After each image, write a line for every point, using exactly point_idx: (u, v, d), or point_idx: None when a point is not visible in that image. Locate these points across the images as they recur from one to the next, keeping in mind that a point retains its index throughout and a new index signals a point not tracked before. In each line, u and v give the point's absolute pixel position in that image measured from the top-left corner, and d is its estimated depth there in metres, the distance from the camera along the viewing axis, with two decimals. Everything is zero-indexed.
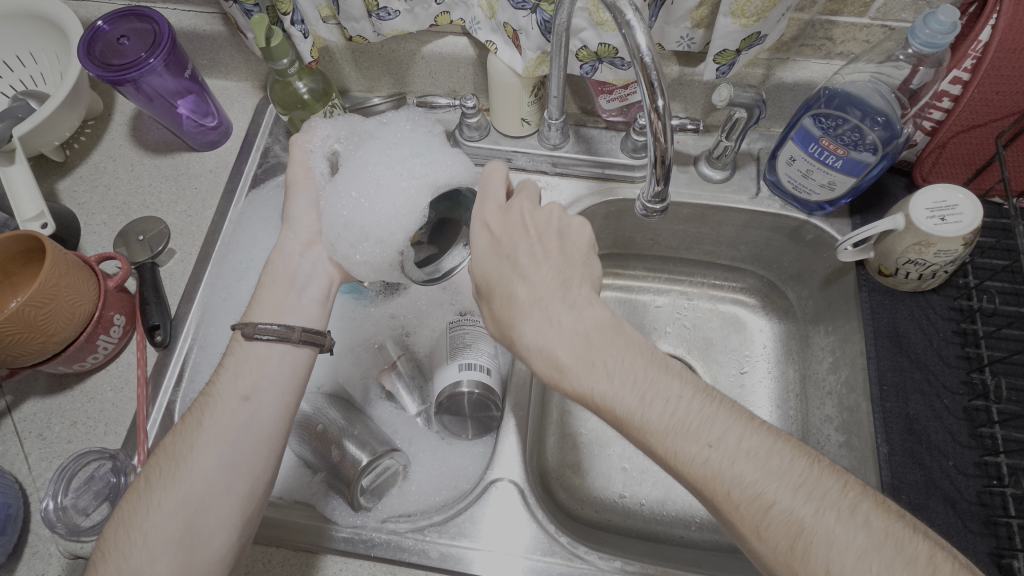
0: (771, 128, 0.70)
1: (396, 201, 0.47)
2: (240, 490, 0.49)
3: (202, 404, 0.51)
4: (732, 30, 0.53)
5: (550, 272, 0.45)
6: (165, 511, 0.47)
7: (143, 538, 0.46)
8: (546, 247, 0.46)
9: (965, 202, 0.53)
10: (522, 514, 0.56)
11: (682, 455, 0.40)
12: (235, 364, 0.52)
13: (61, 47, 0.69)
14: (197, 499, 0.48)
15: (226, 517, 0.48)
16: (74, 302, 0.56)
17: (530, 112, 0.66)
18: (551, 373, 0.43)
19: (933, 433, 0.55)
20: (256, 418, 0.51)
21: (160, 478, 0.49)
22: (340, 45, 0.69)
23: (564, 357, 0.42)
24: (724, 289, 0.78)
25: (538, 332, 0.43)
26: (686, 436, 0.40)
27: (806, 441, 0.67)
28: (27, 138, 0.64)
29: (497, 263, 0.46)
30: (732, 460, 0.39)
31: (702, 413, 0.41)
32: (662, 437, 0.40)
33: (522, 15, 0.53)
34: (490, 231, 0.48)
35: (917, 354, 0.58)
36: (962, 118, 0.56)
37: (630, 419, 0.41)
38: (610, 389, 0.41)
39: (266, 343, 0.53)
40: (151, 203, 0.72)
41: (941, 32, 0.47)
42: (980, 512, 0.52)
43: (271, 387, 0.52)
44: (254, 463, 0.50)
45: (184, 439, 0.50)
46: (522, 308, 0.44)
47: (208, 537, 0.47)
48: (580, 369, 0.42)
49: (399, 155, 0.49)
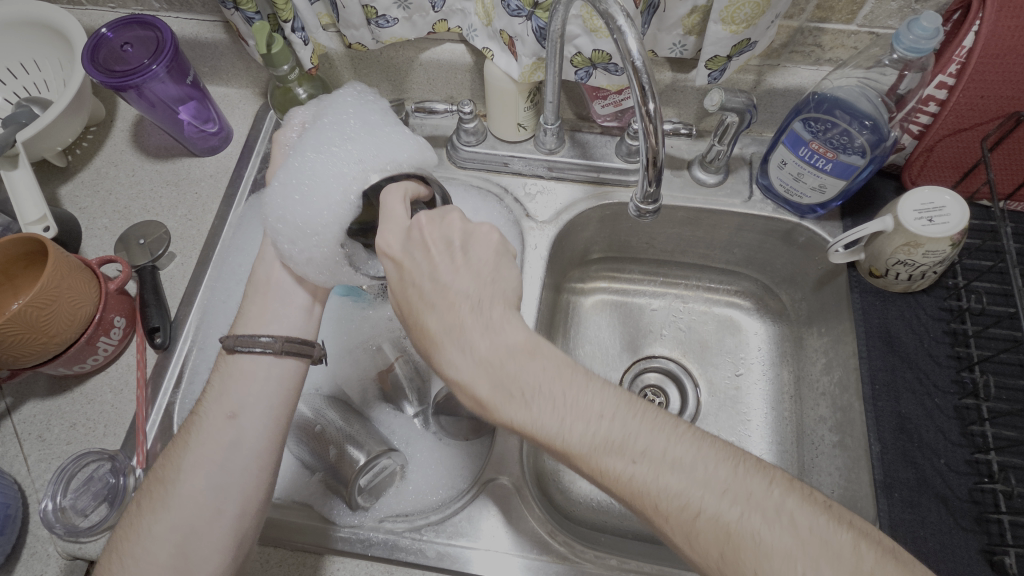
0: (763, 133, 0.71)
1: (319, 182, 0.47)
2: (230, 511, 0.49)
3: (191, 423, 0.52)
4: (722, 37, 0.54)
5: (457, 291, 0.41)
6: (157, 537, 0.47)
7: (137, 564, 0.46)
8: (451, 258, 0.42)
9: (952, 204, 0.54)
10: (519, 513, 0.56)
11: (609, 474, 0.37)
12: (221, 380, 0.53)
13: (64, 55, 0.70)
14: (188, 524, 0.48)
15: (220, 537, 0.48)
16: (75, 304, 0.56)
17: (526, 117, 0.68)
18: (471, 403, 0.40)
19: (925, 431, 0.56)
20: (243, 436, 0.51)
21: (151, 505, 0.49)
22: (339, 52, 0.70)
23: (481, 389, 0.39)
24: (719, 292, 0.79)
25: (449, 363, 0.40)
26: (611, 453, 0.37)
27: (801, 441, 0.67)
28: (30, 143, 0.65)
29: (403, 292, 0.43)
30: (659, 477, 0.37)
31: (625, 428, 0.38)
32: (588, 458, 0.38)
33: (518, 22, 0.55)
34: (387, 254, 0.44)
35: (908, 354, 0.59)
36: (948, 122, 0.57)
37: (555, 444, 0.38)
38: (533, 418, 0.38)
39: (250, 356, 0.53)
40: (152, 207, 0.73)
41: (924, 38, 0.48)
42: (973, 509, 0.52)
43: (256, 404, 0.52)
44: (244, 482, 0.50)
45: (173, 461, 0.50)
46: (435, 338, 0.41)
47: (202, 560, 0.47)
48: (499, 402, 0.39)
49: (336, 142, 0.49)
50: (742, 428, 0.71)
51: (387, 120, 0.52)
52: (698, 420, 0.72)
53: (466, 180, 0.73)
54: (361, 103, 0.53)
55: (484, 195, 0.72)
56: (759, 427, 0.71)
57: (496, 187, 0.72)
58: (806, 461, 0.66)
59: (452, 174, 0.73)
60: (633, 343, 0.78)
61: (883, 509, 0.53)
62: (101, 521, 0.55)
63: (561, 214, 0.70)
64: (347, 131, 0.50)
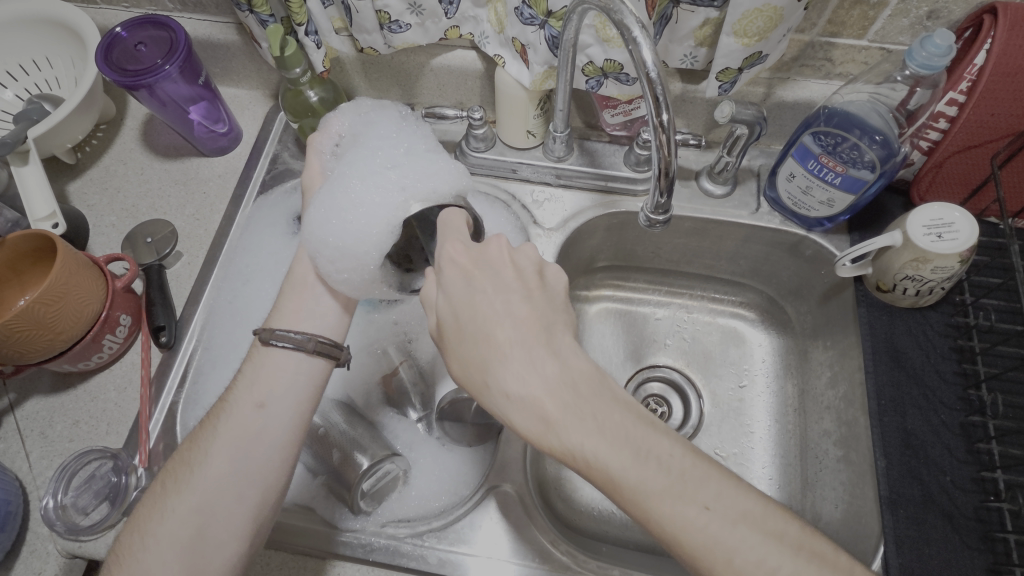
0: (771, 146, 0.71)
1: (363, 204, 0.47)
2: (251, 501, 0.49)
3: (219, 410, 0.52)
4: (735, 49, 0.54)
5: (532, 308, 0.42)
6: (178, 517, 0.48)
7: (156, 543, 0.47)
8: (526, 279, 0.43)
9: (961, 220, 0.54)
10: (522, 521, 0.56)
11: (679, 521, 0.36)
12: (252, 371, 0.53)
13: (76, 52, 0.70)
14: (209, 508, 0.48)
15: (237, 525, 0.48)
16: (82, 301, 0.56)
17: (535, 125, 0.68)
18: (532, 424, 0.38)
19: (931, 448, 0.56)
20: (268, 425, 0.51)
21: (175, 485, 0.49)
22: (351, 56, 0.70)
23: (545, 406, 0.38)
24: (724, 302, 0.79)
25: (512, 377, 0.39)
26: (683, 498, 0.36)
27: (805, 455, 0.67)
28: (40, 140, 0.65)
29: (461, 298, 0.42)
30: (731, 526, 0.36)
31: (698, 472, 0.37)
32: (657, 500, 0.36)
33: (531, 30, 0.55)
34: (460, 263, 0.44)
35: (914, 369, 0.59)
36: (958, 139, 0.57)
37: (621, 480, 0.37)
38: (600, 447, 0.37)
39: (284, 351, 0.53)
40: (160, 206, 0.73)
41: (937, 55, 0.49)
42: (978, 528, 0.52)
43: (286, 395, 0.52)
44: (266, 473, 0.50)
45: (201, 445, 0.50)
46: (495, 348, 0.40)
47: (218, 546, 0.47)
48: (564, 422, 0.38)
49: (381, 168, 0.49)
50: (745, 440, 0.71)
51: (432, 148, 0.52)
52: (702, 430, 0.72)
53: (473, 185, 0.73)
54: (406, 131, 0.54)
55: (492, 201, 0.72)
56: (762, 439, 0.71)
57: (503, 193, 0.72)
58: (810, 474, 0.65)
59: None
60: (637, 352, 0.78)
61: (889, 525, 0.53)
62: (102, 520, 0.55)
63: (568, 222, 0.70)
64: (391, 156, 0.50)
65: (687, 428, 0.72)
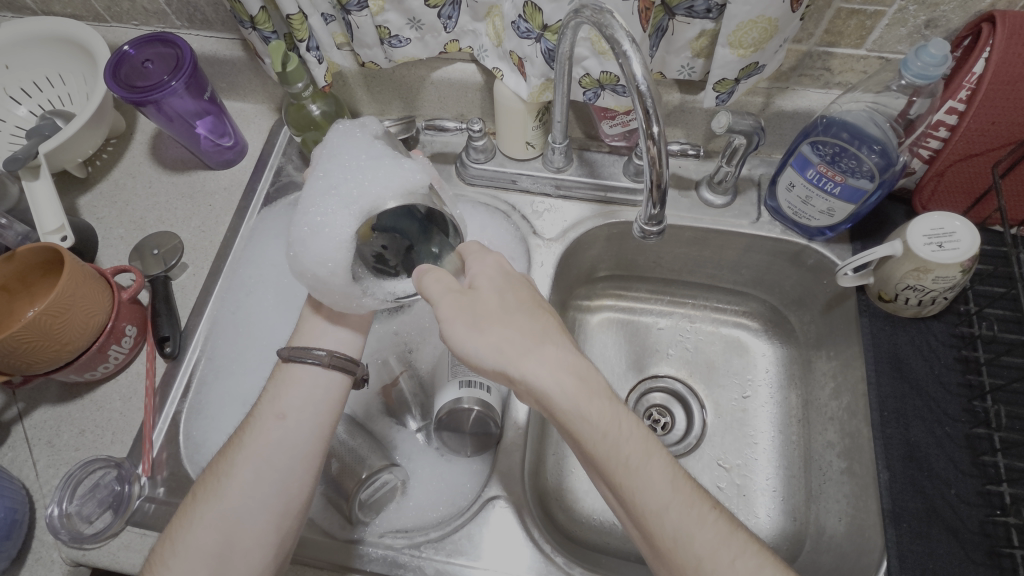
0: (771, 155, 0.71)
1: (316, 236, 0.45)
2: (274, 508, 0.49)
3: (244, 423, 0.53)
4: (730, 61, 0.54)
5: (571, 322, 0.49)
6: (205, 525, 0.48)
7: (184, 549, 0.48)
8: None
9: (962, 229, 0.54)
10: (520, 534, 0.56)
11: (694, 509, 0.41)
12: (273, 385, 0.54)
13: (88, 69, 0.72)
14: (234, 515, 0.49)
15: (262, 532, 0.49)
16: (88, 312, 0.57)
17: (534, 136, 0.68)
18: (576, 387, 0.43)
19: (935, 460, 0.55)
20: (290, 436, 0.51)
21: (203, 494, 0.50)
22: (353, 70, 0.71)
23: (593, 379, 0.43)
24: (726, 312, 0.79)
25: (566, 353, 0.44)
26: (697, 492, 0.42)
27: (808, 467, 0.66)
28: (51, 154, 0.67)
29: (512, 290, 0.47)
30: (729, 532, 0.41)
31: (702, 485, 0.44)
32: (677, 485, 0.42)
33: (527, 43, 0.56)
34: (512, 267, 0.49)
35: (918, 380, 0.58)
36: (959, 147, 0.56)
37: (649, 457, 0.42)
38: (637, 424, 0.43)
39: (303, 367, 0.54)
40: (167, 219, 0.74)
41: (932, 65, 0.49)
42: (984, 543, 0.51)
43: (306, 407, 0.52)
44: (289, 482, 0.50)
45: (227, 455, 0.51)
46: (550, 330, 0.45)
47: (244, 554, 0.48)
48: (610, 393, 0.43)
49: (326, 185, 0.47)
50: (748, 452, 0.70)
51: (380, 153, 0.49)
52: (704, 441, 0.72)
53: (474, 197, 0.73)
54: (354, 139, 0.50)
55: (492, 212, 0.73)
56: (765, 451, 0.70)
57: (503, 204, 0.73)
58: (814, 487, 0.65)
59: (459, 191, 0.74)
60: (638, 361, 0.77)
61: (892, 539, 0.52)
62: (105, 528, 0.56)
63: (567, 232, 0.71)
64: (335, 175, 0.47)
65: (690, 439, 0.72)
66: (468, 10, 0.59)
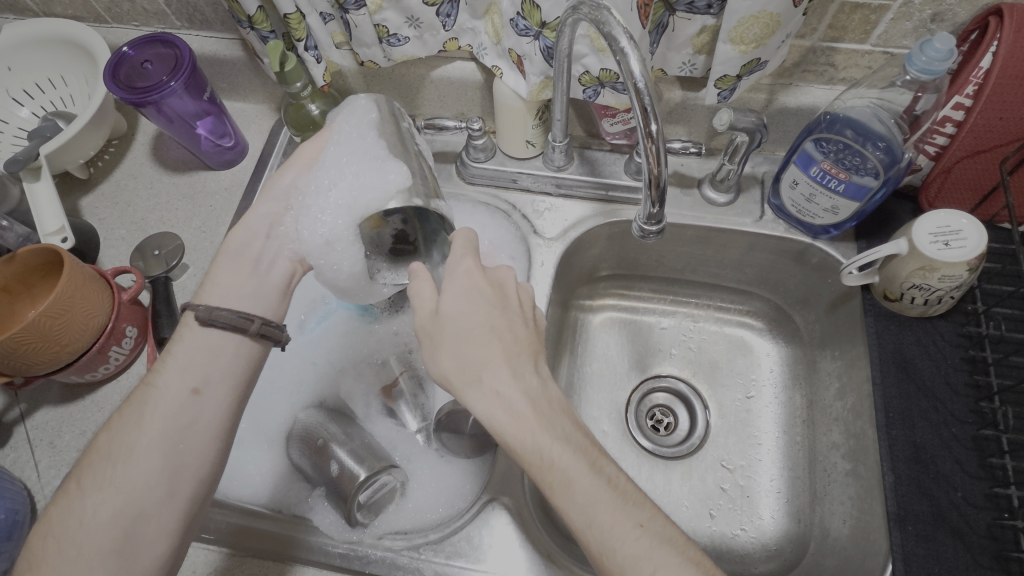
0: (775, 152, 0.70)
1: (324, 242, 0.49)
2: (183, 493, 0.49)
3: (143, 396, 0.50)
4: (732, 57, 0.53)
5: (527, 332, 0.46)
6: (102, 518, 0.46)
7: (77, 546, 0.45)
8: (523, 310, 0.47)
9: (969, 227, 0.53)
10: (519, 536, 0.55)
11: (614, 531, 0.39)
12: (184, 354, 0.52)
13: (89, 70, 0.72)
14: (136, 506, 0.47)
15: (167, 522, 0.48)
16: (88, 313, 0.57)
17: (534, 135, 0.68)
18: (506, 419, 0.41)
19: (941, 462, 0.54)
20: (203, 415, 0.51)
21: (94, 484, 0.47)
22: (353, 69, 0.71)
23: (523, 408, 0.42)
24: (730, 311, 0.78)
25: (502, 378, 0.42)
26: (622, 514, 0.40)
27: (813, 469, 0.66)
28: (52, 156, 0.67)
29: (463, 306, 0.45)
30: (654, 546, 0.39)
31: (641, 504, 0.41)
32: (598, 510, 0.40)
33: (526, 41, 0.55)
34: (477, 282, 0.47)
35: (924, 381, 0.57)
36: (966, 143, 0.55)
37: (568, 484, 0.40)
38: (560, 450, 0.41)
39: (221, 333, 0.52)
40: (168, 219, 0.74)
41: (938, 59, 0.48)
42: (991, 546, 0.50)
43: (223, 381, 0.52)
44: (197, 466, 0.50)
45: (124, 439, 0.48)
46: (487, 354, 0.43)
47: (147, 545, 0.47)
48: (538, 425, 0.41)
49: (335, 178, 0.49)
50: (752, 452, 0.69)
51: (373, 147, 0.48)
52: (707, 441, 0.71)
53: (474, 196, 0.73)
54: (353, 134, 0.50)
55: (492, 211, 0.72)
56: (770, 451, 0.69)
57: (503, 203, 0.72)
58: (818, 489, 0.64)
59: (459, 190, 0.73)
60: (641, 361, 0.77)
61: (897, 543, 0.51)
62: None
63: (568, 231, 0.70)
64: (333, 175, 0.49)
65: (693, 439, 0.71)
66: (467, 7, 0.58)
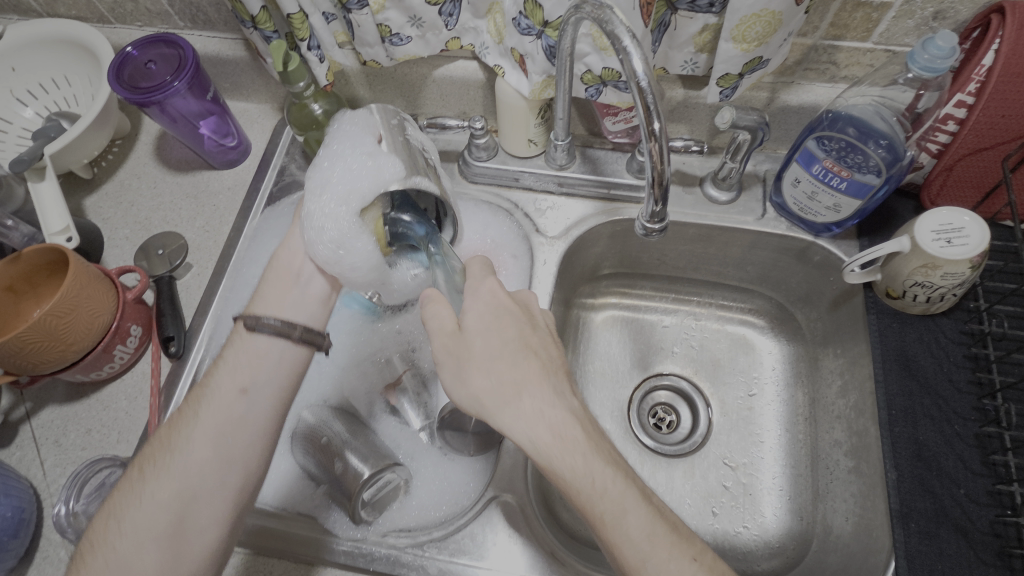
0: (777, 150, 0.70)
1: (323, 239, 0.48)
2: (233, 483, 0.49)
3: (200, 394, 0.52)
4: (734, 55, 0.53)
5: (559, 353, 0.46)
6: (157, 502, 0.47)
7: (132, 530, 0.46)
8: (550, 330, 0.48)
9: (971, 225, 0.53)
10: (522, 533, 0.56)
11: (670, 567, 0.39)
12: (234, 356, 0.52)
13: (92, 70, 0.72)
14: (188, 492, 0.48)
15: (218, 510, 0.49)
16: (93, 313, 0.58)
17: (536, 134, 0.68)
18: (552, 443, 0.42)
19: (944, 459, 0.54)
20: (254, 412, 0.51)
21: (152, 468, 0.48)
22: (355, 70, 0.71)
23: (572, 432, 0.42)
24: (733, 309, 0.78)
25: (544, 401, 0.43)
26: (678, 550, 0.40)
27: (815, 466, 0.66)
28: (57, 156, 0.67)
29: (497, 323, 0.46)
30: None
31: (690, 535, 0.42)
32: (654, 544, 0.40)
33: (528, 40, 0.56)
34: (503, 300, 0.47)
35: (926, 378, 0.57)
36: (967, 141, 0.55)
37: (621, 514, 0.41)
38: (611, 477, 0.41)
39: (266, 337, 0.52)
40: (171, 219, 0.75)
41: (940, 57, 0.48)
42: (993, 543, 0.50)
43: (268, 383, 0.52)
44: (247, 458, 0.50)
45: (181, 430, 0.50)
46: (527, 375, 0.44)
47: (198, 531, 0.48)
48: (586, 448, 0.42)
49: (323, 178, 0.49)
50: (755, 450, 0.69)
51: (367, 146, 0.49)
52: (709, 439, 0.71)
53: (476, 194, 0.73)
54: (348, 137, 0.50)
55: (495, 210, 0.72)
56: (772, 449, 0.69)
57: (506, 202, 0.72)
58: (821, 486, 0.64)
59: (461, 188, 0.73)
60: (644, 359, 0.77)
61: (900, 539, 0.52)
62: None
63: (571, 230, 0.70)
64: (323, 175, 0.49)
65: (695, 437, 0.72)
66: (468, 7, 0.59)
